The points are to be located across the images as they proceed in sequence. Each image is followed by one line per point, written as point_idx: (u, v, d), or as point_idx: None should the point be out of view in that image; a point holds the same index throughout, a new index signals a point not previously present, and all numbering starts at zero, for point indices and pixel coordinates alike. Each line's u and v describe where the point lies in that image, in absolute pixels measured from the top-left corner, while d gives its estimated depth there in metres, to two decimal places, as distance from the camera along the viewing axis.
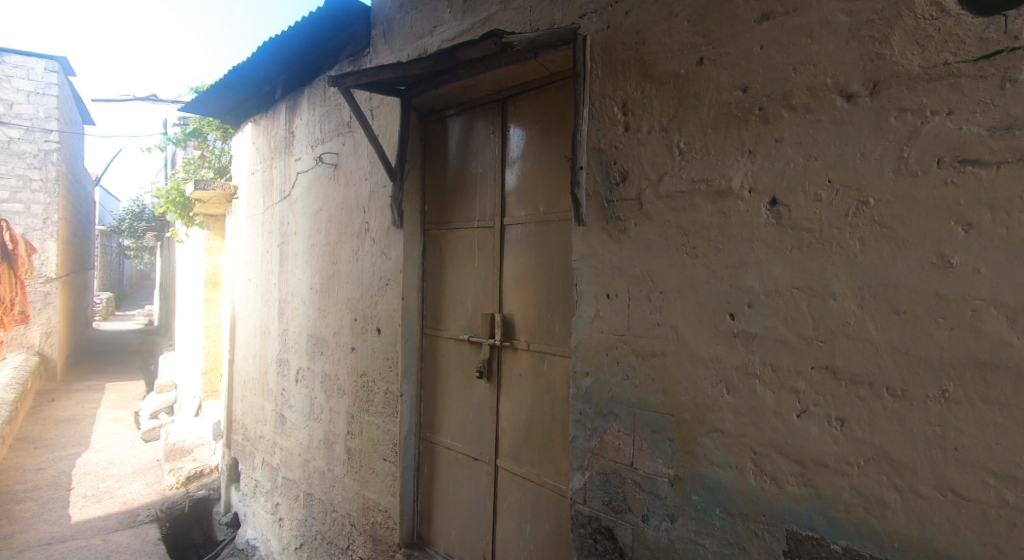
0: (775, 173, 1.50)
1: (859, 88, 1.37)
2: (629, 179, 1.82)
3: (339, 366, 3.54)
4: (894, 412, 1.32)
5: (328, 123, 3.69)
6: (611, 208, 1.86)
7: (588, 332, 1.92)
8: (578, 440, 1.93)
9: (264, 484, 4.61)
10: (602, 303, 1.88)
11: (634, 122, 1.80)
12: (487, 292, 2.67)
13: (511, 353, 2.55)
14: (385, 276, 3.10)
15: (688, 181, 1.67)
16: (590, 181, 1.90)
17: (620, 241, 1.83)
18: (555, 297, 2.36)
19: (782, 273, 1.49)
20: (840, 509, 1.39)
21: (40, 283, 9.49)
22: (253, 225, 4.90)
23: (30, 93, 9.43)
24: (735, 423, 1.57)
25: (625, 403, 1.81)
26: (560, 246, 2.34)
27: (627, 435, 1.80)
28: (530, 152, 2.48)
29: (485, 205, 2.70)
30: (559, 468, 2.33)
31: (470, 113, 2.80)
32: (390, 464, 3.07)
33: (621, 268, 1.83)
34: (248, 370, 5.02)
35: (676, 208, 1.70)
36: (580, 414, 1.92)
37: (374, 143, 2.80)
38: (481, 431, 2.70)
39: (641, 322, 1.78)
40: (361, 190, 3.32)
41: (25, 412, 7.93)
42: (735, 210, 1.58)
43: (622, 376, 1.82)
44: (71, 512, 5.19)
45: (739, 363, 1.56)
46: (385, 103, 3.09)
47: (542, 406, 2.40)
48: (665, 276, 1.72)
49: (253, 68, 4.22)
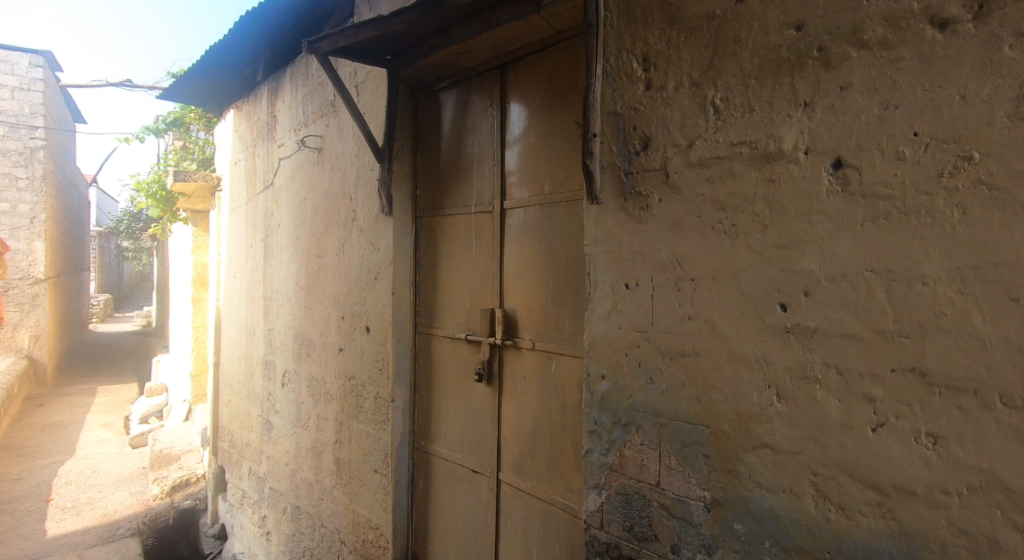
0: (837, 129, 1.22)
1: (959, 11, 1.09)
2: (651, 146, 1.53)
3: (327, 368, 3.25)
4: (1010, 427, 1.04)
5: (311, 103, 3.39)
6: (630, 182, 1.57)
7: (603, 328, 1.63)
8: (593, 454, 1.64)
9: (250, 494, 4.34)
10: (620, 295, 1.60)
11: (658, 79, 1.53)
12: (487, 285, 2.38)
13: (514, 353, 2.27)
14: (373, 269, 2.80)
15: (726, 145, 1.39)
16: (605, 151, 1.62)
17: (641, 221, 1.55)
18: (564, 290, 2.07)
19: (850, 253, 1.20)
20: (932, 548, 1.11)
21: (27, 285, 9.16)
22: (236, 218, 4.61)
23: (13, 88, 9.10)
24: (790, 437, 1.28)
25: (649, 411, 1.53)
26: (570, 230, 2.05)
27: (652, 450, 1.52)
28: (533, 126, 2.19)
29: (483, 187, 2.42)
30: (570, 485, 2.04)
31: (465, 85, 2.51)
32: (381, 477, 2.78)
33: (643, 253, 1.54)
34: (234, 373, 4.72)
35: (711, 178, 1.42)
36: (596, 424, 1.64)
37: (358, 120, 2.51)
38: (483, 441, 2.41)
39: (668, 315, 1.49)
40: (347, 174, 3.03)
41: (11, 418, 7.69)
42: (786, 177, 1.29)
43: (645, 380, 1.54)
44: (48, 527, 5.01)
45: (794, 364, 1.28)
46: (371, 76, 2.80)
47: (549, 413, 2.12)
48: (696, 261, 1.44)
49: (232, 48, 3.92)
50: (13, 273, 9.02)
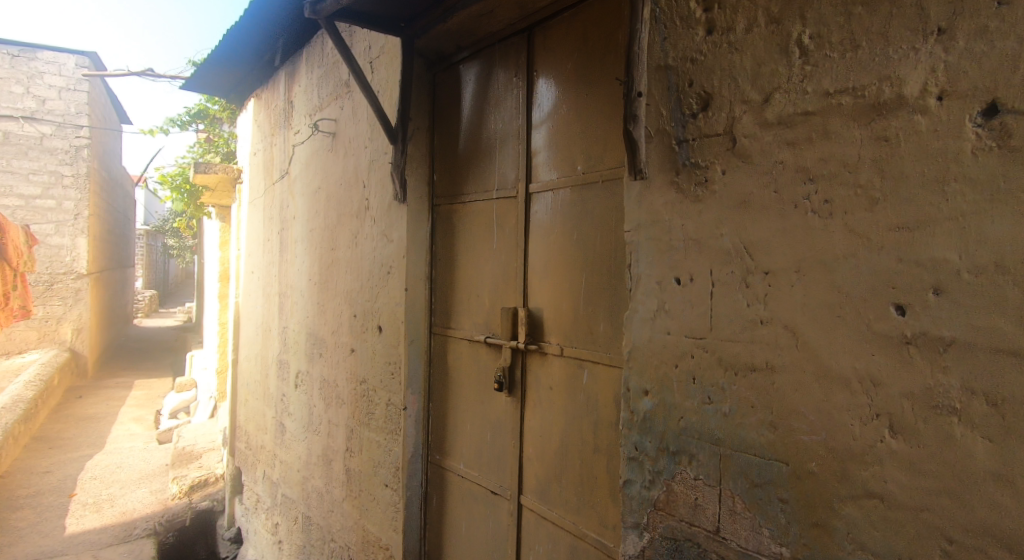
0: (990, 61, 0.90)
1: None
2: (712, 106, 1.24)
3: (338, 371, 3.00)
4: None
5: (326, 85, 3.15)
6: (684, 151, 1.29)
7: (647, 334, 1.36)
8: (633, 486, 1.37)
9: (265, 499, 4.12)
10: (668, 292, 1.32)
11: (723, 19, 1.22)
12: (509, 281, 2.08)
13: (539, 360, 1.96)
14: (386, 263, 2.53)
15: (816, 95, 1.07)
16: (651, 116, 1.34)
17: (698, 199, 1.26)
18: (597, 287, 1.75)
19: (1008, 236, 0.88)
20: None
21: (71, 280, 9.27)
22: (255, 211, 4.43)
23: (61, 89, 9.18)
24: (910, 487, 0.96)
25: (705, 439, 1.25)
26: (605, 216, 1.72)
27: (710, 488, 1.24)
28: (565, 94, 1.88)
29: (506, 169, 2.11)
30: (603, 518, 1.72)
31: (488, 54, 2.21)
32: (392, 492, 2.51)
33: (699, 240, 1.26)
34: (251, 371, 4.54)
35: (795, 141, 1.11)
36: (636, 450, 1.37)
37: (369, 95, 2.25)
38: (503, 459, 2.11)
39: (733, 318, 1.21)
40: (360, 159, 2.77)
41: (48, 410, 7.75)
42: (906, 133, 0.97)
43: (701, 399, 1.26)
44: (67, 523, 4.94)
45: (917, 388, 0.96)
46: (385, 50, 2.53)
47: (578, 433, 1.80)
48: (773, 250, 1.15)
49: (247, 34, 3.68)
50: (57, 268, 9.14)
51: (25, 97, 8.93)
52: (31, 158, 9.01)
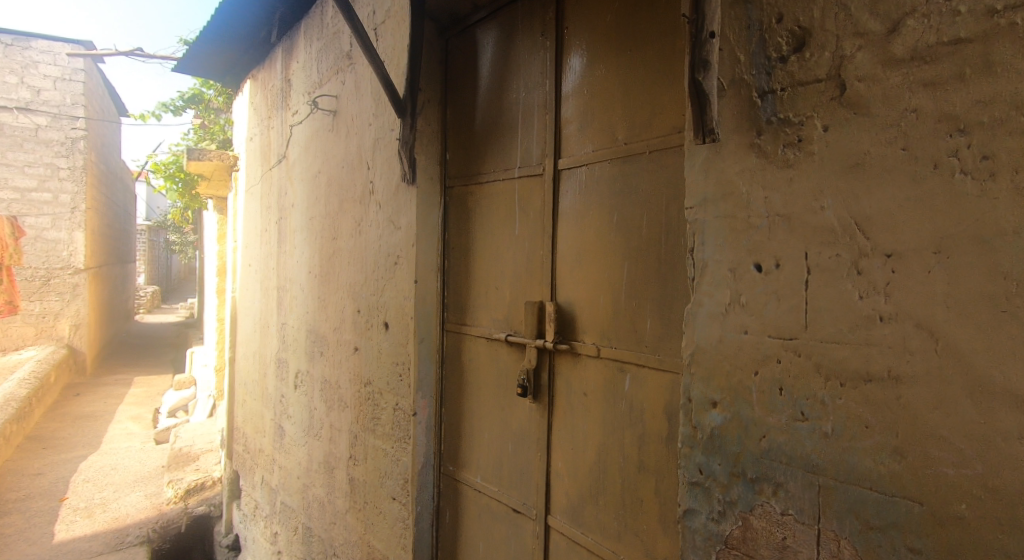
0: None
1: None
2: (811, 44, 0.98)
3: (340, 371, 2.75)
4: None
5: (327, 59, 2.89)
6: (769, 105, 1.02)
7: (716, 335, 1.09)
8: (696, 519, 1.11)
9: (263, 506, 3.88)
10: (745, 280, 1.05)
11: None
12: (535, 271, 1.82)
13: (571, 362, 1.70)
14: (393, 253, 2.27)
15: (973, 16, 0.83)
16: (725, 63, 1.07)
17: (792, 164, 0.99)
18: (644, 278, 1.49)
19: None
20: None
21: (68, 275, 9.02)
22: (251, 201, 4.16)
23: (56, 79, 8.89)
24: None
25: (798, 465, 0.98)
26: (653, 194, 1.46)
27: (803, 526, 0.98)
28: (602, 52, 1.61)
29: (530, 142, 1.85)
30: (650, 548, 1.47)
31: (507, 13, 1.94)
32: (399, 507, 2.25)
33: (791, 213, 0.99)
34: (248, 370, 4.29)
35: (937, 80, 0.86)
36: (701, 475, 1.10)
37: (374, 62, 1.98)
38: (527, 473, 1.85)
39: (839, 313, 0.94)
40: (364, 138, 2.51)
41: (43, 408, 7.52)
42: None
43: (792, 414, 0.99)
44: (57, 530, 4.70)
45: None
46: (392, 13, 2.26)
47: (620, 447, 1.55)
48: (900, 226, 0.88)
49: (241, 8, 3.40)
50: (54, 263, 8.89)
51: (19, 87, 8.63)
52: (26, 150, 8.74)
